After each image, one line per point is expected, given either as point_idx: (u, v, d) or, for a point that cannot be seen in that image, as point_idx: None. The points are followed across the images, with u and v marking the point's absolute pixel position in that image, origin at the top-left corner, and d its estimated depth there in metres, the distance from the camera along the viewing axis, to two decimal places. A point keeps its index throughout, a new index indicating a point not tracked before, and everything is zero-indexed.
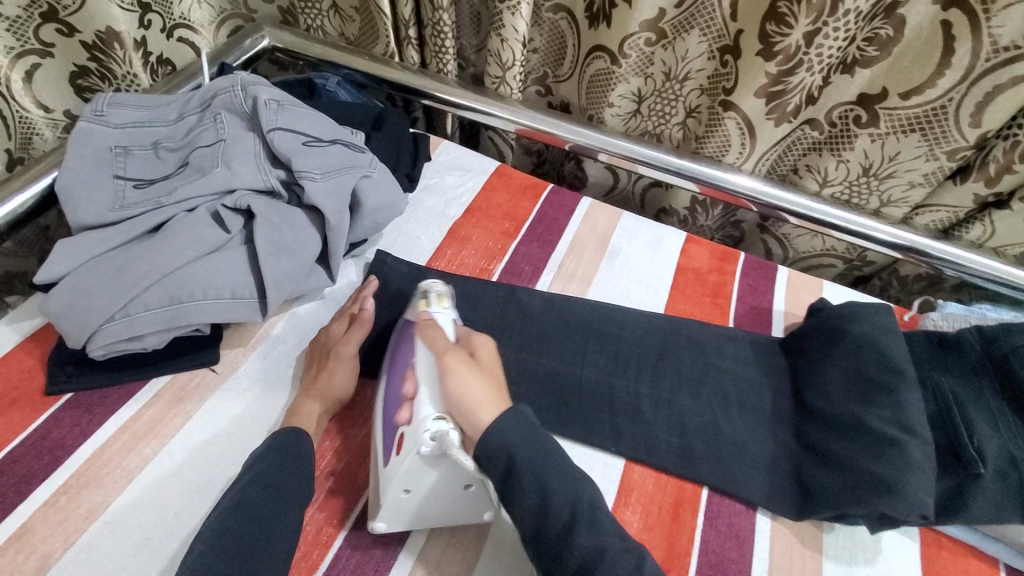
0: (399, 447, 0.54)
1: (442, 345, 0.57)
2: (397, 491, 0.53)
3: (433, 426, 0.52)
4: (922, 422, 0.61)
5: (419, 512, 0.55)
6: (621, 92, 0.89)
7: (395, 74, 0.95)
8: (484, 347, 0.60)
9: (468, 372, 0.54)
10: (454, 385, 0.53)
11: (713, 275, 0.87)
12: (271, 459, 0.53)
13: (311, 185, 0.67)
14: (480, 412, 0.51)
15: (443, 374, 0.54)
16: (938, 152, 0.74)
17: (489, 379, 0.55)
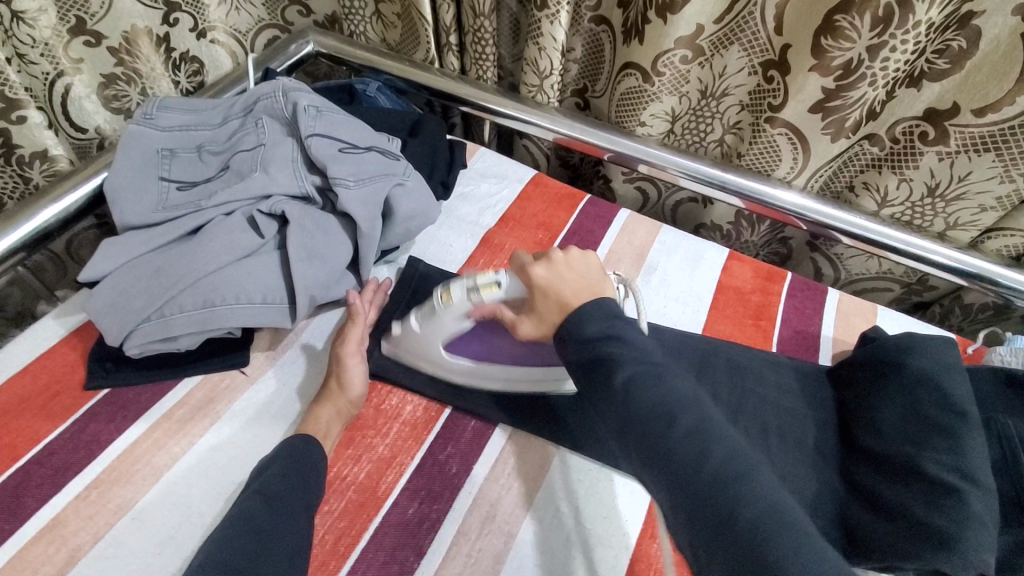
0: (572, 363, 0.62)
1: (524, 263, 0.57)
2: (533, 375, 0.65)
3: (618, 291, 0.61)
4: (987, 471, 0.53)
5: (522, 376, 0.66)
6: (655, 110, 0.86)
7: (434, 81, 0.95)
8: (558, 249, 0.57)
9: (557, 281, 0.54)
10: (542, 281, 0.54)
11: (757, 295, 0.82)
12: (296, 472, 0.53)
13: (344, 193, 0.67)
14: (576, 296, 0.53)
15: (531, 279, 0.55)
16: (1015, 173, 0.68)
17: (578, 275, 0.55)
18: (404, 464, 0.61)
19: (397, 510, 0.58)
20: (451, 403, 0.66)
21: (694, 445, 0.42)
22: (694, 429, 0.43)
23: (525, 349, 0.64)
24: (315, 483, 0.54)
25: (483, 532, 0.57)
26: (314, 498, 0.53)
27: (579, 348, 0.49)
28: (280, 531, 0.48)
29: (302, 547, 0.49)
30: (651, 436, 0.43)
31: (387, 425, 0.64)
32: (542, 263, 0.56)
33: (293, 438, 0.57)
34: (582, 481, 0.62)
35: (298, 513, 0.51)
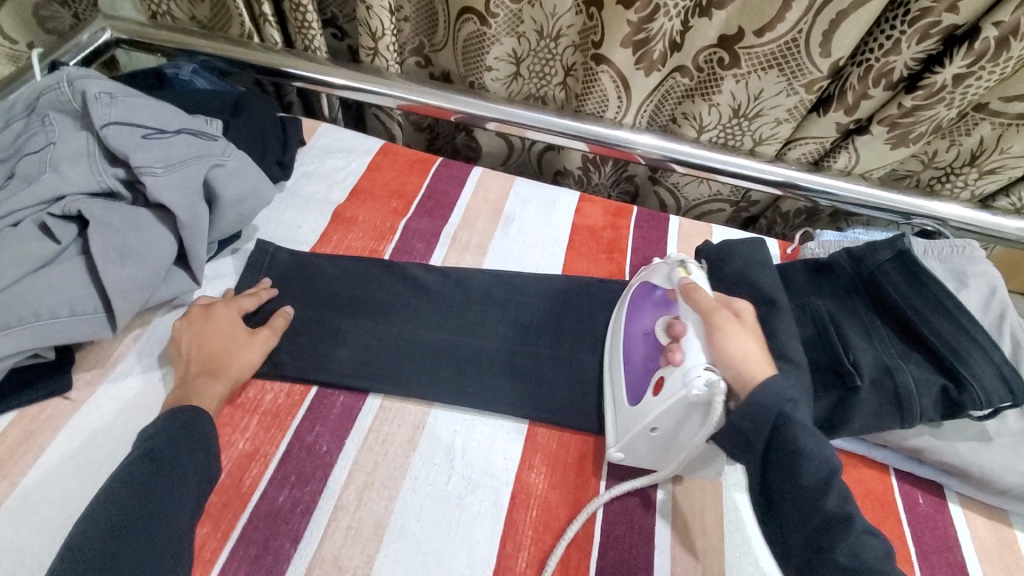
0: (658, 390, 0.56)
1: (704, 305, 0.57)
2: (645, 429, 0.56)
3: (693, 387, 0.52)
4: (797, 346, 0.62)
5: (647, 445, 0.58)
6: (496, 53, 0.87)
7: (254, 56, 0.89)
8: (738, 331, 0.55)
9: (728, 333, 0.54)
10: (723, 342, 0.54)
11: (609, 231, 0.87)
12: (177, 442, 0.51)
13: (152, 181, 0.61)
14: (748, 374, 0.52)
15: (711, 332, 0.55)
16: (796, 85, 0.76)
17: (755, 345, 0.54)
18: (270, 454, 0.58)
19: (266, 502, 0.55)
20: (316, 381, 0.64)
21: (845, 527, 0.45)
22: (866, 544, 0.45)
23: (642, 360, 0.62)
24: (195, 459, 0.51)
25: (361, 502, 0.56)
26: (189, 479, 0.50)
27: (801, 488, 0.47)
28: (152, 525, 0.46)
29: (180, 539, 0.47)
30: (815, 516, 0.46)
31: (244, 419, 0.60)
32: (727, 319, 0.56)
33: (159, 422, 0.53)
34: (457, 432, 0.62)
35: (172, 495, 0.48)
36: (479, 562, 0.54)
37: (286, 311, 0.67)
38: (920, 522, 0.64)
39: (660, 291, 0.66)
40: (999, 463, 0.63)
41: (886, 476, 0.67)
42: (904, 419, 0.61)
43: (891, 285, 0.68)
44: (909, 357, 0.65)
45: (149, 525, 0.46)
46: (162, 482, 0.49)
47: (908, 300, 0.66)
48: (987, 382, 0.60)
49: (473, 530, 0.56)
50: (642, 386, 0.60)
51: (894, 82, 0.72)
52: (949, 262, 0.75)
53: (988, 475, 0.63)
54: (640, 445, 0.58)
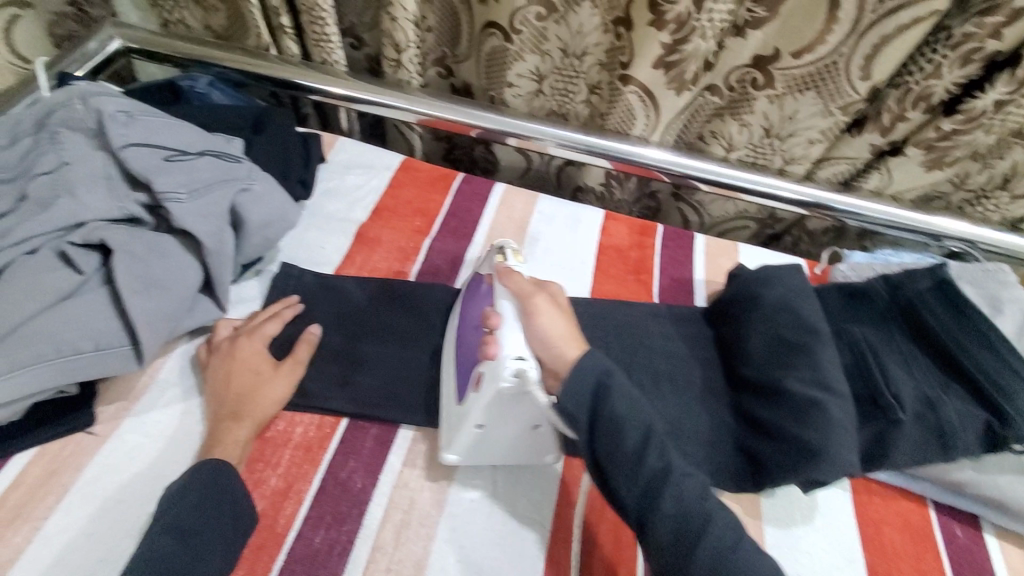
0: (479, 383, 0.54)
1: (500, 295, 0.57)
2: (470, 428, 0.55)
3: (510, 368, 0.52)
4: (839, 378, 0.62)
5: (486, 442, 0.57)
6: (520, 69, 0.85)
7: (271, 69, 0.86)
8: (552, 311, 0.56)
9: (534, 317, 0.55)
10: (538, 323, 0.55)
11: (635, 250, 0.86)
12: (213, 490, 0.50)
13: (177, 209, 0.59)
14: (569, 350, 0.54)
15: (525, 317, 0.55)
16: (833, 107, 0.75)
17: (569, 327, 0.56)
18: (303, 491, 0.56)
19: (302, 543, 0.53)
20: (348, 414, 0.62)
21: (666, 481, 0.50)
22: (708, 489, 0.51)
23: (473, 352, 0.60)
24: (229, 510, 0.50)
25: (399, 543, 0.54)
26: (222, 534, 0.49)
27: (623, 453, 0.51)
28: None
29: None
30: (640, 474, 0.50)
31: (276, 453, 0.58)
32: (539, 303, 0.57)
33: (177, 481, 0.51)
34: (494, 466, 0.61)
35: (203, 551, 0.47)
36: None
37: (310, 336, 0.65)
38: (959, 554, 0.63)
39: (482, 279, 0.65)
40: None
41: (924, 508, 0.66)
42: (946, 453, 0.61)
43: (932, 316, 0.67)
44: (950, 388, 0.63)
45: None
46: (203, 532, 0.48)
47: (950, 331, 0.65)
48: None
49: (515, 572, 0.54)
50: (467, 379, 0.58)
51: (932, 106, 0.71)
52: (982, 286, 0.75)
53: None
54: (509, 437, 0.57)
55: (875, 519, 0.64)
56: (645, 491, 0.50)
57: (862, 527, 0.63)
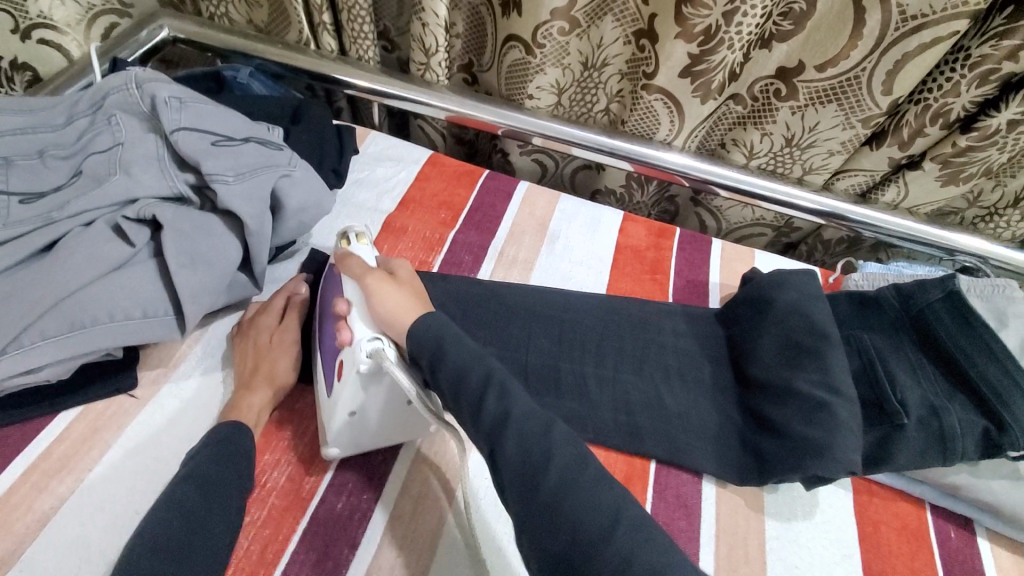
0: (343, 370, 0.57)
1: (360, 272, 0.61)
2: (344, 415, 0.56)
3: (366, 344, 0.55)
4: (848, 382, 0.63)
5: (370, 432, 0.58)
6: (539, 83, 0.88)
7: (311, 64, 0.90)
8: (377, 279, 0.60)
9: (381, 288, 0.59)
10: (377, 300, 0.58)
11: (652, 251, 0.88)
12: (239, 436, 0.54)
13: (223, 189, 0.62)
14: (398, 318, 0.56)
15: (369, 293, 0.59)
16: (854, 120, 0.76)
17: (409, 293, 0.60)
18: (328, 460, 0.60)
19: (325, 507, 0.56)
20: None
21: (503, 425, 0.48)
22: (551, 427, 0.49)
23: None
24: (251, 454, 0.54)
25: (415, 513, 0.57)
26: (245, 475, 0.52)
27: (465, 392, 0.51)
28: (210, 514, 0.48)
29: (226, 534, 0.49)
30: (481, 418, 0.49)
31: (304, 424, 0.62)
32: (372, 278, 0.60)
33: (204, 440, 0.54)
34: None
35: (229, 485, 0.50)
36: None
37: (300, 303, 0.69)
38: (953, 556, 0.65)
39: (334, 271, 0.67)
40: None
41: (920, 509, 0.68)
42: (946, 458, 0.62)
43: (941, 328, 0.68)
44: (954, 398, 0.66)
45: (203, 518, 0.47)
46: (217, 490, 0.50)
47: (958, 341, 0.67)
48: None
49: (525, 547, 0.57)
50: (331, 372, 0.60)
51: (951, 122, 0.73)
52: (988, 299, 0.76)
53: (1019, 513, 0.65)
54: (380, 428, 0.58)
55: (874, 520, 0.66)
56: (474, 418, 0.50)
57: (862, 526, 0.65)
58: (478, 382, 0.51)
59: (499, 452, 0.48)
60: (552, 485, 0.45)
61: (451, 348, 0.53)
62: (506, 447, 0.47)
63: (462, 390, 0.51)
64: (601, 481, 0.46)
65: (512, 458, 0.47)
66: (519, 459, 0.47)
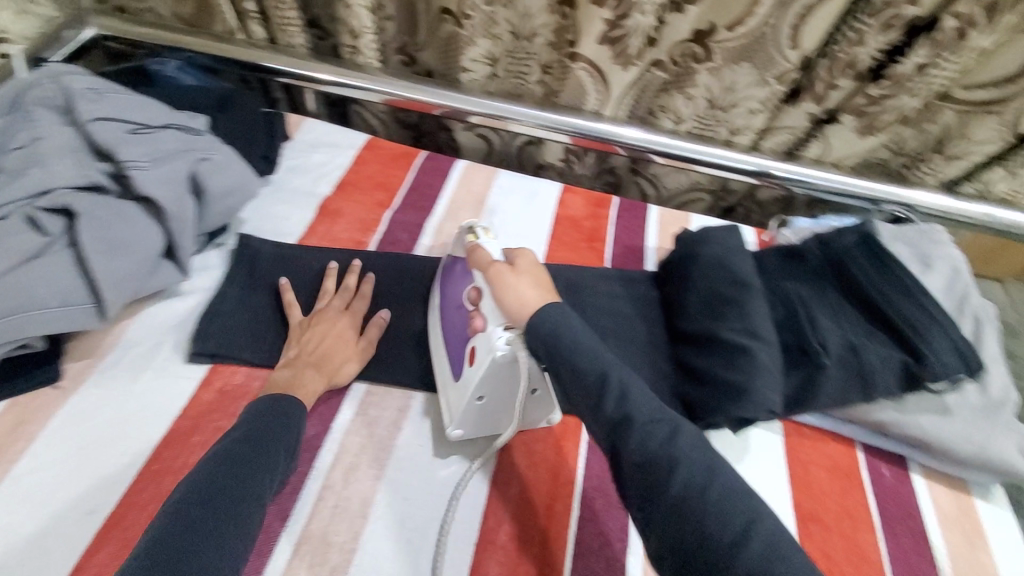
0: (474, 357, 0.58)
1: (485, 261, 0.59)
2: (472, 400, 0.58)
3: (500, 337, 0.55)
4: (767, 325, 0.65)
5: (479, 415, 0.60)
6: (473, 54, 0.88)
7: (240, 53, 0.90)
8: (507, 266, 0.57)
9: (501, 280, 0.56)
10: (503, 294, 0.55)
11: (589, 220, 0.89)
12: (273, 425, 0.53)
13: (139, 175, 0.63)
14: (523, 307, 0.54)
15: (490, 283, 0.57)
16: (768, 76, 0.79)
17: (532, 275, 0.56)
18: None
19: None
20: None
21: (627, 426, 0.46)
22: (677, 433, 0.46)
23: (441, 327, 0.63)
24: (285, 446, 0.53)
25: (347, 482, 0.58)
26: (276, 465, 0.51)
27: (595, 389, 0.48)
28: (241, 501, 0.46)
29: (270, 483, 0.50)
30: (602, 415, 0.47)
31: (234, 404, 0.62)
32: (504, 267, 0.57)
33: (261, 401, 0.56)
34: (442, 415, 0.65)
35: (261, 474, 0.49)
36: (463, 539, 0.56)
37: (381, 319, 0.69)
38: (885, 492, 0.66)
39: (460, 259, 0.66)
40: (959, 433, 0.65)
41: (853, 450, 0.69)
42: (867, 393, 0.65)
43: (858, 269, 0.71)
44: (874, 336, 0.67)
45: (250, 468, 0.49)
46: (260, 445, 0.51)
47: (874, 282, 0.69)
48: (944, 356, 0.64)
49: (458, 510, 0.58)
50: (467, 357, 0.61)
51: (860, 73, 0.75)
52: (916, 246, 0.78)
53: (949, 446, 0.65)
54: (494, 412, 0.60)
55: (805, 462, 0.68)
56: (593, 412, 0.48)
57: (792, 469, 0.67)
58: (614, 389, 0.48)
59: (624, 449, 0.45)
60: (682, 484, 0.42)
61: (571, 350, 0.49)
62: (630, 442, 0.45)
63: (583, 386, 0.48)
64: (731, 493, 0.42)
65: (638, 453, 0.44)
66: (643, 464, 0.44)
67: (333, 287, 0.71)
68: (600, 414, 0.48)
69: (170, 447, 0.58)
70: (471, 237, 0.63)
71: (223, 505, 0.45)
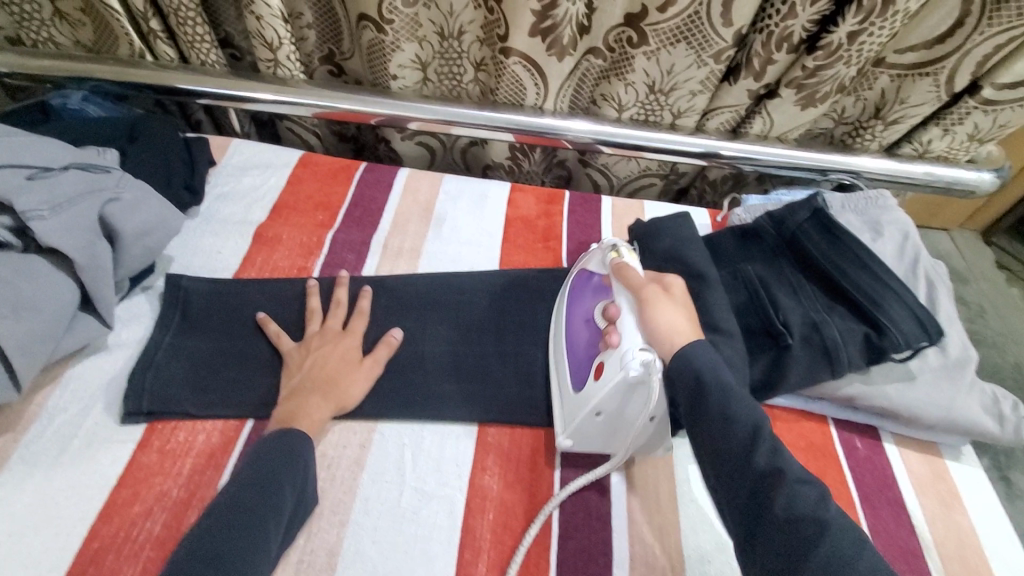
0: (601, 372, 0.58)
1: (637, 282, 0.62)
2: (591, 414, 0.57)
3: (643, 353, 0.55)
4: (727, 317, 0.64)
5: (601, 430, 0.60)
6: (400, 60, 0.84)
7: (148, 77, 0.83)
8: (654, 289, 0.60)
9: (662, 307, 0.59)
10: (659, 320, 0.58)
11: (543, 219, 0.86)
12: (272, 463, 0.51)
13: (41, 226, 0.57)
14: (674, 337, 0.57)
15: (643, 304, 0.59)
16: (705, 57, 0.77)
17: (682, 308, 0.60)
18: (207, 498, 0.55)
19: None
20: (250, 415, 0.61)
21: (778, 481, 0.46)
22: (826, 496, 0.45)
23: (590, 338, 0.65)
24: (291, 486, 0.51)
25: (310, 534, 0.54)
26: (284, 503, 0.49)
27: (722, 439, 0.50)
28: (254, 555, 0.45)
29: (278, 528, 0.48)
30: (749, 470, 0.47)
31: (177, 464, 0.57)
32: (656, 289, 0.61)
33: (277, 433, 0.54)
34: (406, 445, 0.61)
35: (270, 520, 0.47)
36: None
37: (391, 340, 0.67)
38: (859, 465, 0.67)
39: (598, 276, 0.69)
40: (922, 400, 0.66)
41: (825, 427, 0.69)
42: (835, 370, 0.63)
43: (811, 245, 0.70)
44: (833, 310, 0.67)
45: (250, 519, 0.47)
46: (263, 489, 0.49)
47: (829, 257, 0.69)
48: (903, 325, 0.63)
49: (431, 547, 0.55)
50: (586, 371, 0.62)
51: (795, 45, 0.74)
52: (864, 213, 0.78)
53: (915, 412, 0.66)
54: (613, 429, 0.59)
55: None
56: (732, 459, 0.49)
57: None
58: (761, 442, 0.48)
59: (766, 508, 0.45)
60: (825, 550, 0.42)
61: (725, 397, 0.51)
62: (774, 501, 0.45)
63: (730, 439, 0.49)
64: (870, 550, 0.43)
65: (781, 512, 0.44)
66: (790, 522, 0.44)
67: (320, 306, 0.70)
68: (739, 468, 0.48)
69: (109, 522, 0.53)
70: (614, 255, 0.65)
71: (234, 565, 0.44)
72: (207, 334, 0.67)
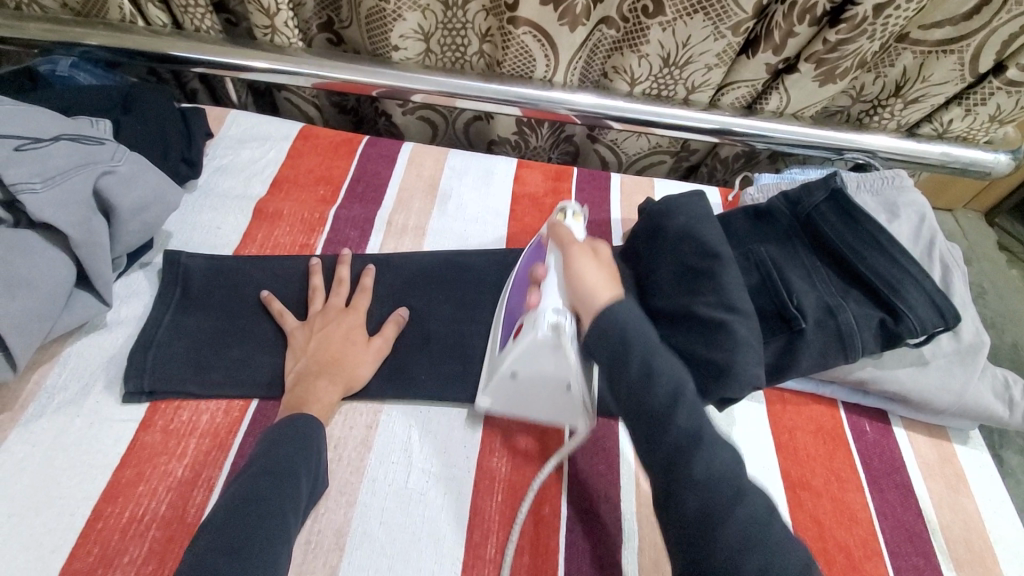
0: (519, 332, 0.57)
1: (570, 239, 0.60)
2: (505, 371, 0.57)
3: (555, 317, 0.54)
4: (743, 297, 0.62)
5: (523, 394, 0.59)
6: (401, 30, 0.81)
7: (141, 43, 0.79)
8: (586, 252, 0.58)
9: (584, 265, 0.56)
10: (578, 274, 0.56)
11: (550, 196, 0.84)
12: (287, 452, 0.50)
13: (33, 201, 0.54)
14: (596, 295, 0.54)
15: (567, 262, 0.57)
16: (723, 29, 0.74)
17: (607, 270, 0.57)
18: (213, 478, 0.55)
19: None
20: (255, 395, 0.60)
21: (690, 451, 0.47)
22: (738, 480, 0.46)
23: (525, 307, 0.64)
24: (305, 475, 0.50)
25: (318, 514, 0.54)
26: (295, 490, 0.48)
27: (638, 396, 0.49)
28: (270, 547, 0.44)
29: (292, 516, 0.47)
30: (665, 438, 0.48)
31: (182, 444, 0.56)
32: (585, 253, 0.58)
33: (288, 420, 0.53)
34: (413, 427, 0.60)
35: (284, 511, 0.46)
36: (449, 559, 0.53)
37: (398, 318, 0.65)
38: (868, 448, 0.66)
39: (540, 241, 0.66)
40: (932, 386, 0.65)
41: (835, 410, 0.69)
42: (847, 355, 0.63)
43: (829, 228, 0.68)
44: (849, 294, 0.66)
45: (265, 510, 0.46)
46: (274, 479, 0.48)
47: (845, 239, 0.67)
48: (920, 310, 0.62)
49: (440, 529, 0.54)
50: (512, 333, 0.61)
51: (818, 17, 0.71)
52: (882, 194, 0.76)
53: (926, 397, 0.65)
54: (533, 394, 0.59)
55: (789, 428, 0.67)
56: (671, 456, 0.47)
57: (777, 437, 0.66)
58: (668, 404, 0.48)
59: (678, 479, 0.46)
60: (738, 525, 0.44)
61: (654, 365, 0.49)
62: (694, 469, 0.46)
63: (651, 401, 0.49)
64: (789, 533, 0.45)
65: (699, 481, 0.46)
66: (698, 496, 0.45)
67: (322, 283, 0.68)
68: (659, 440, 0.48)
69: (112, 503, 0.52)
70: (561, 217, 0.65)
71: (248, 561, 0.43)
72: (208, 312, 0.65)
